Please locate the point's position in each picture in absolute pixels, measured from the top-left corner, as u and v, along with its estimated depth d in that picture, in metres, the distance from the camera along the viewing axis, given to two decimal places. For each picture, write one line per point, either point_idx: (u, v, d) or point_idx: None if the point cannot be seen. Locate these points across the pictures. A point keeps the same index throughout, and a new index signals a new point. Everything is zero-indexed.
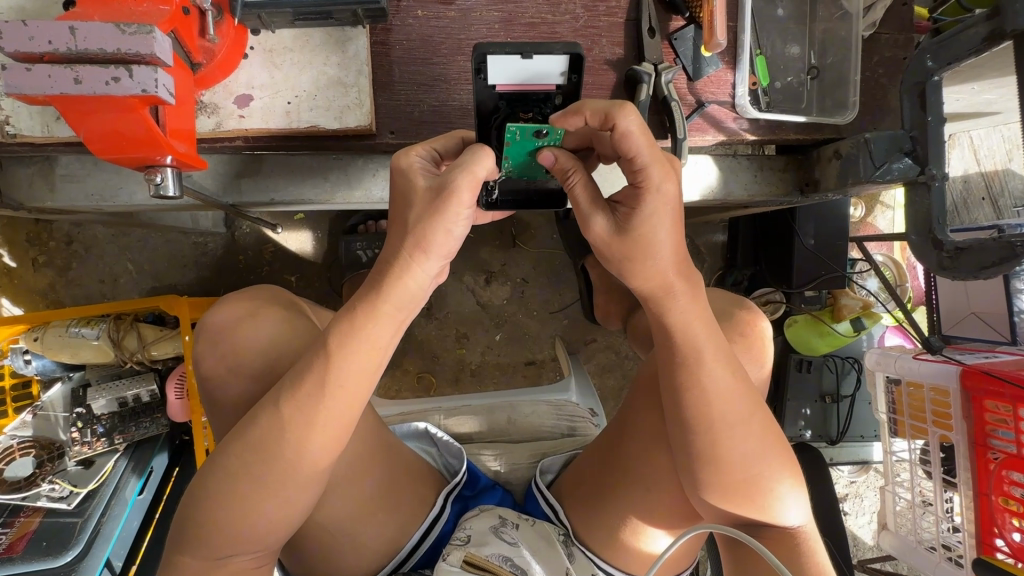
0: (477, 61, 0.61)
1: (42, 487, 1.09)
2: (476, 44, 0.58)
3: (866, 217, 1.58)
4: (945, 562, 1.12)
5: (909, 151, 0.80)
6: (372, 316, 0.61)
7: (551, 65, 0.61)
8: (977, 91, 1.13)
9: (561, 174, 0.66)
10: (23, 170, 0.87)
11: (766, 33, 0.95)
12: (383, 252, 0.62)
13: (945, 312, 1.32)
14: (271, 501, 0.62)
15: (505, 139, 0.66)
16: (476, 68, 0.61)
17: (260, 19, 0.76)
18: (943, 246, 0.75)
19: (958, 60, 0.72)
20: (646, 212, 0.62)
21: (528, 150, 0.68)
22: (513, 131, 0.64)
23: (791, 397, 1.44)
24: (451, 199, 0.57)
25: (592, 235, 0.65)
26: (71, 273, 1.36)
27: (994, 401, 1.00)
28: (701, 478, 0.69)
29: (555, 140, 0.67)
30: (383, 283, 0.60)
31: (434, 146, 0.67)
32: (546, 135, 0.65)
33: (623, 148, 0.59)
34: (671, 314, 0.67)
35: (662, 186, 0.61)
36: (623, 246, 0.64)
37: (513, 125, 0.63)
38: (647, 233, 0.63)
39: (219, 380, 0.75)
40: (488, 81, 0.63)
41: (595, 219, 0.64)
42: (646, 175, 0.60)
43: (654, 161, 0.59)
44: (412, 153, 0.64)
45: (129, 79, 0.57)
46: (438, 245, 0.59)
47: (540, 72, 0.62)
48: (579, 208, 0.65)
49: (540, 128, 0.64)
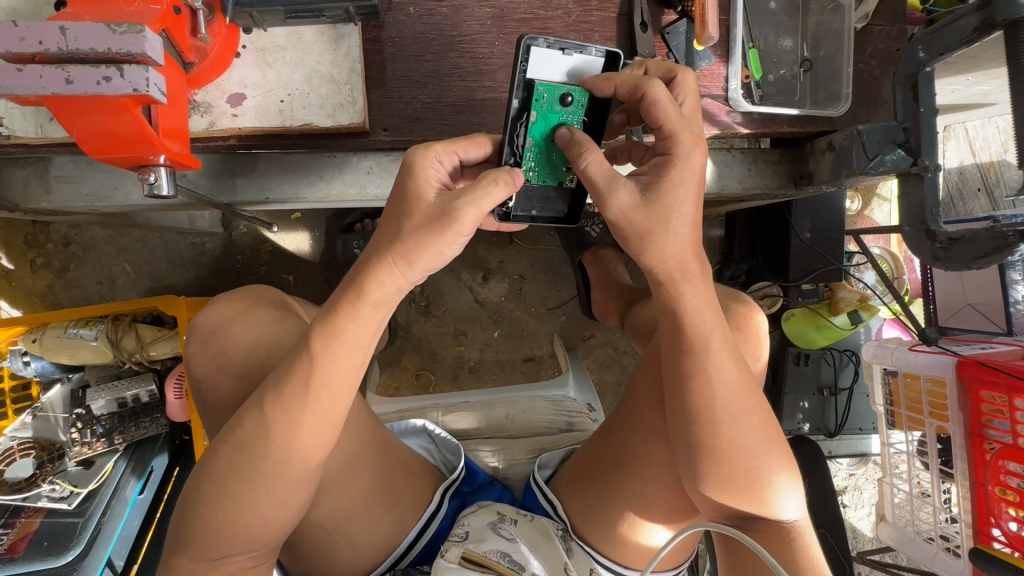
0: (522, 59, 0.67)
1: (42, 487, 1.08)
2: (524, 35, 0.66)
3: (863, 211, 1.58)
4: (944, 553, 1.12)
5: (902, 143, 0.79)
6: (350, 316, 0.61)
7: (588, 62, 0.70)
8: (973, 83, 1.12)
9: (574, 152, 0.66)
10: (18, 172, 0.87)
11: (760, 26, 0.94)
12: (362, 252, 0.62)
13: (942, 303, 1.33)
14: (265, 501, 0.62)
15: (532, 108, 0.70)
16: (521, 65, 0.68)
17: (252, 17, 0.76)
18: (937, 237, 0.76)
19: (950, 51, 0.72)
20: (673, 180, 0.63)
21: (552, 127, 0.72)
22: (541, 91, 0.70)
23: (789, 391, 1.44)
24: (453, 226, 0.58)
25: (613, 210, 0.63)
26: (69, 274, 1.36)
27: (990, 392, 1.01)
28: (700, 472, 0.70)
29: (575, 115, 0.73)
30: (360, 283, 0.60)
31: (456, 150, 0.66)
32: (570, 101, 0.71)
33: (654, 115, 0.64)
34: (686, 298, 0.67)
35: (690, 154, 0.64)
36: (645, 219, 0.63)
37: (542, 82, 0.69)
38: (669, 206, 0.63)
39: (210, 380, 0.76)
40: (528, 75, 0.69)
41: (617, 193, 0.63)
42: (675, 143, 0.64)
43: (683, 129, 0.64)
44: (431, 153, 0.62)
45: (120, 78, 0.57)
46: (425, 261, 0.60)
47: (577, 71, 0.70)
48: (597, 184, 0.64)
49: (565, 91, 0.70)
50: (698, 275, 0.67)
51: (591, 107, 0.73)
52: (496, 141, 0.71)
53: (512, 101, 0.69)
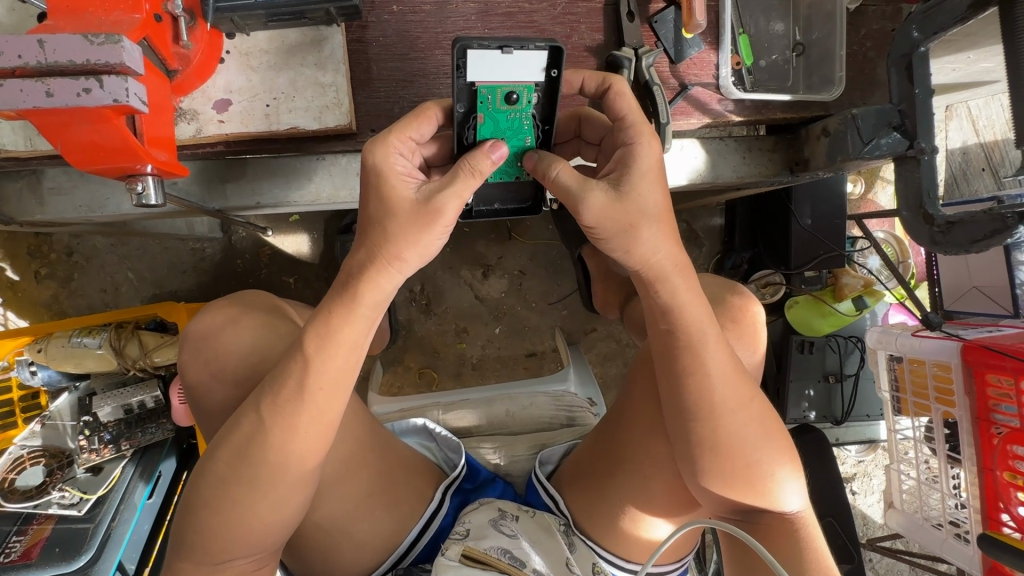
0: (458, 58, 0.63)
1: (53, 494, 1.10)
2: (458, 38, 0.61)
3: (866, 194, 1.56)
4: (954, 539, 1.11)
5: (898, 125, 0.78)
6: (343, 317, 0.61)
7: (531, 61, 0.65)
8: (973, 60, 1.08)
9: (544, 168, 0.66)
10: (11, 185, 0.88)
11: (751, 10, 0.93)
12: (349, 257, 0.63)
13: (948, 286, 1.30)
14: (262, 501, 0.63)
15: (478, 109, 0.68)
16: (456, 65, 0.64)
17: (234, 22, 0.76)
18: (935, 221, 0.74)
19: (944, 30, 0.71)
20: (640, 167, 0.63)
21: (501, 127, 0.70)
22: (484, 93, 0.66)
23: (794, 378, 1.42)
24: (437, 220, 0.60)
25: (589, 211, 0.62)
26: (74, 283, 1.37)
27: (996, 375, 0.99)
28: (699, 466, 0.69)
29: (524, 112, 0.70)
30: (355, 286, 0.61)
31: (411, 133, 0.65)
32: (516, 99, 0.68)
33: (616, 106, 0.67)
34: (678, 292, 0.67)
35: (650, 142, 0.64)
36: (624, 212, 0.62)
37: (484, 85, 0.66)
38: (641, 194, 0.62)
39: (203, 389, 0.77)
40: (467, 78, 0.65)
41: (592, 192, 0.61)
42: (635, 132, 0.65)
43: (640, 119, 0.66)
44: (389, 149, 0.62)
45: (99, 89, 0.57)
46: (411, 256, 0.61)
47: (521, 68, 0.65)
48: (569, 190, 0.63)
49: (509, 90, 0.67)
50: (684, 270, 0.67)
51: (541, 100, 0.70)
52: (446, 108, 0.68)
53: (453, 108, 0.67)
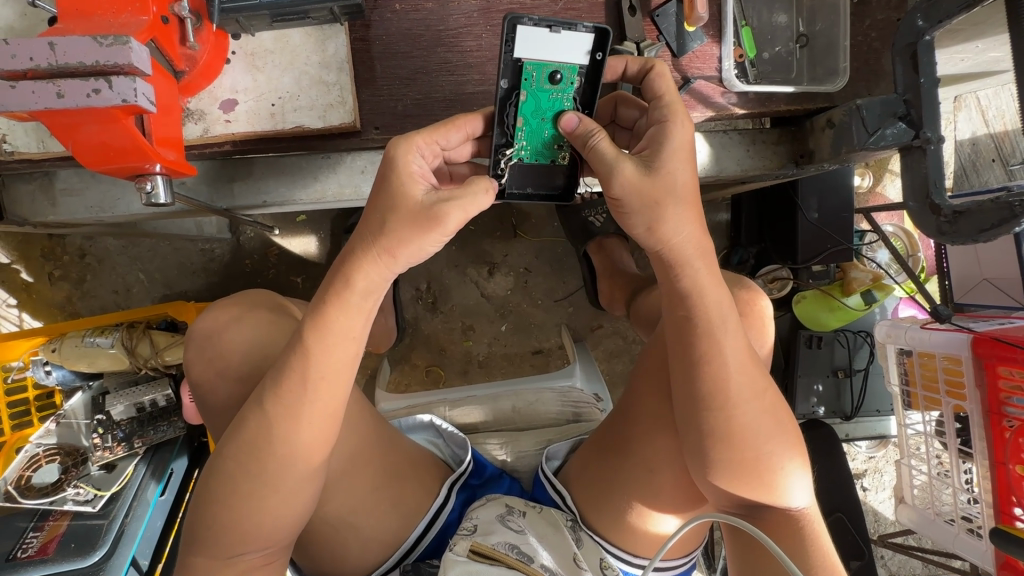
0: (507, 33, 0.66)
1: (68, 490, 1.13)
2: (509, 13, 0.63)
3: (875, 188, 1.54)
4: (966, 534, 1.10)
5: (902, 115, 0.77)
6: (341, 305, 0.62)
7: (578, 42, 0.68)
8: (981, 49, 1.07)
9: (583, 135, 0.66)
10: (24, 188, 0.90)
11: (753, 2, 0.93)
12: (347, 244, 0.63)
13: (957, 279, 1.29)
14: (273, 494, 0.63)
15: (523, 86, 0.70)
16: (505, 40, 0.66)
17: (239, 23, 0.77)
18: (942, 211, 0.73)
19: (950, 18, 0.70)
20: (673, 144, 0.63)
21: (542, 106, 0.72)
22: (529, 69, 0.69)
23: (802, 373, 1.41)
24: (437, 227, 0.60)
25: (619, 184, 0.62)
26: (86, 285, 1.40)
27: (1007, 367, 0.98)
28: (709, 458, 0.69)
29: (566, 93, 0.72)
30: (347, 273, 0.62)
31: (437, 138, 0.66)
32: (560, 78, 0.70)
33: (655, 86, 0.67)
34: (688, 286, 0.66)
35: (683, 124, 0.64)
36: (652, 189, 0.62)
37: (530, 61, 0.68)
38: (672, 172, 0.62)
39: (210, 385, 0.78)
40: (514, 54, 0.67)
41: (624, 164, 0.61)
42: (669, 111, 0.65)
43: (677, 101, 0.66)
44: (413, 147, 0.63)
45: (108, 90, 0.58)
46: (404, 254, 0.61)
47: (567, 47, 0.68)
48: (604, 158, 0.63)
49: (553, 68, 0.69)
50: (701, 256, 0.66)
51: (583, 83, 0.72)
52: (487, 115, 0.70)
53: (499, 83, 0.69)
